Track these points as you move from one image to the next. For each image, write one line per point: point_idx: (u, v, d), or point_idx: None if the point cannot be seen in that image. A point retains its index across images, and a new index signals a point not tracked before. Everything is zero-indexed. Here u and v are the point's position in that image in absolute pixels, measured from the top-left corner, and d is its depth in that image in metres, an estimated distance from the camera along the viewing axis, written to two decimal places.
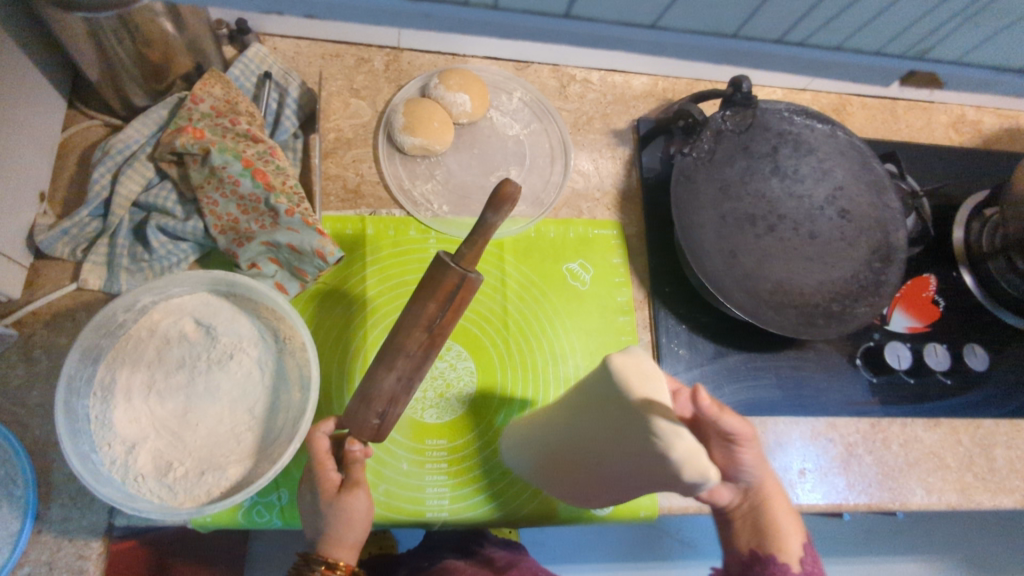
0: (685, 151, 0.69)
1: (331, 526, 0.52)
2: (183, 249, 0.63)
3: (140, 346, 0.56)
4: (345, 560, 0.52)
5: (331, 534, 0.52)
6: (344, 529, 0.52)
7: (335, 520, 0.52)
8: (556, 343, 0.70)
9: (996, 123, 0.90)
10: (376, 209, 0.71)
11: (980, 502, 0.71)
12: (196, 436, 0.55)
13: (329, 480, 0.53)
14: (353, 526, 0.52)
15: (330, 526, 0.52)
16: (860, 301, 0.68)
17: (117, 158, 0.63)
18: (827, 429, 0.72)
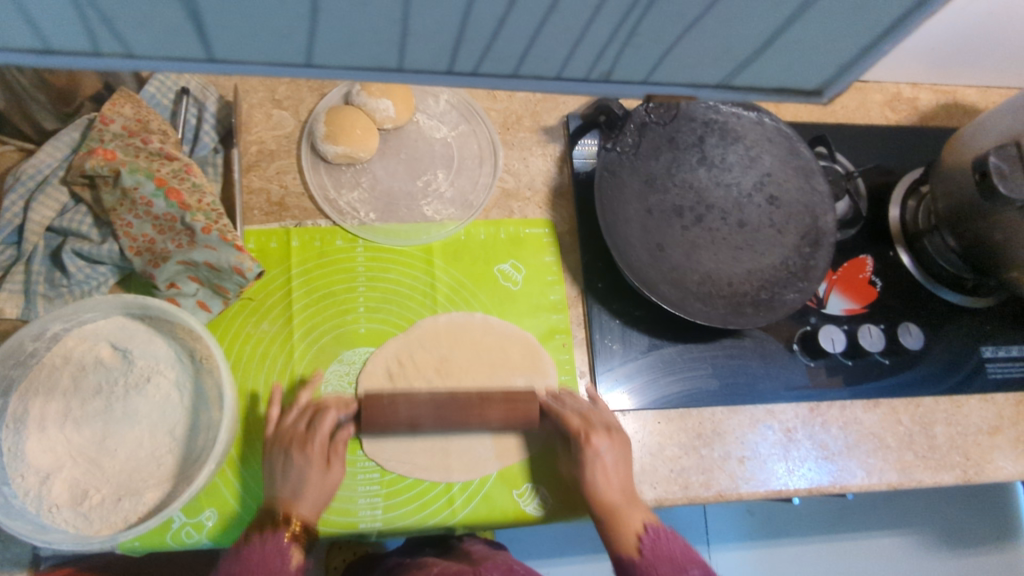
0: (609, 147, 0.69)
1: (307, 489, 0.59)
2: (102, 273, 0.63)
3: (54, 374, 0.55)
4: (301, 518, 0.58)
5: (304, 497, 0.58)
6: (311, 491, 0.59)
7: (312, 485, 0.59)
8: (486, 343, 0.69)
9: (932, 99, 0.90)
10: (301, 220, 0.70)
11: (920, 480, 0.72)
12: (115, 462, 0.55)
13: (321, 456, 0.60)
14: (324, 493, 0.60)
15: (304, 489, 0.59)
16: (789, 287, 0.68)
17: (28, 183, 0.62)
18: (766, 416, 0.72)
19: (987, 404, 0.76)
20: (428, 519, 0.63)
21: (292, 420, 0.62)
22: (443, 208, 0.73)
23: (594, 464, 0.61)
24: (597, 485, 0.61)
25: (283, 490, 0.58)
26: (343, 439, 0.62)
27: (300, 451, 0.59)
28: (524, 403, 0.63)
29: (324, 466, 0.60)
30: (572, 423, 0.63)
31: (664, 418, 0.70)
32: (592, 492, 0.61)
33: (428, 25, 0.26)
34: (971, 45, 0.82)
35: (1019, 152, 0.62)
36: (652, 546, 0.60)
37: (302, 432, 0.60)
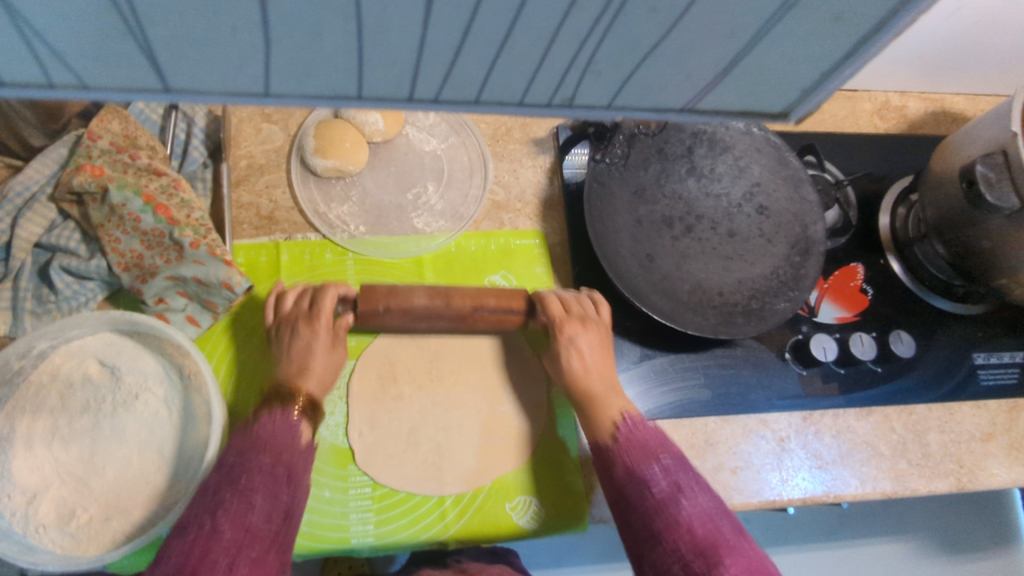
0: (598, 158, 0.70)
1: (310, 365, 0.59)
2: (90, 288, 0.63)
3: (41, 392, 0.55)
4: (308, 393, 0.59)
5: (311, 368, 0.59)
6: (318, 364, 0.60)
7: (318, 359, 0.60)
8: (473, 344, 0.70)
9: (920, 107, 0.90)
10: (291, 234, 0.70)
11: (914, 489, 0.71)
12: (103, 480, 0.54)
13: (326, 332, 0.61)
14: (330, 373, 0.61)
15: (311, 359, 0.59)
16: (780, 296, 0.69)
17: (15, 201, 0.62)
18: (759, 425, 0.72)
19: (979, 411, 0.76)
20: (421, 534, 0.63)
21: (291, 306, 0.62)
22: (433, 221, 0.73)
23: (569, 351, 0.64)
24: (576, 370, 0.63)
25: (290, 366, 0.59)
26: (342, 325, 0.62)
27: (303, 329, 0.60)
28: (506, 301, 0.63)
29: (329, 347, 0.61)
30: (554, 308, 0.65)
31: (657, 428, 0.70)
32: (577, 379, 0.63)
33: (382, 56, 0.23)
34: (957, 54, 0.83)
35: (1005, 160, 0.62)
36: (628, 434, 0.61)
37: (305, 313, 0.61)
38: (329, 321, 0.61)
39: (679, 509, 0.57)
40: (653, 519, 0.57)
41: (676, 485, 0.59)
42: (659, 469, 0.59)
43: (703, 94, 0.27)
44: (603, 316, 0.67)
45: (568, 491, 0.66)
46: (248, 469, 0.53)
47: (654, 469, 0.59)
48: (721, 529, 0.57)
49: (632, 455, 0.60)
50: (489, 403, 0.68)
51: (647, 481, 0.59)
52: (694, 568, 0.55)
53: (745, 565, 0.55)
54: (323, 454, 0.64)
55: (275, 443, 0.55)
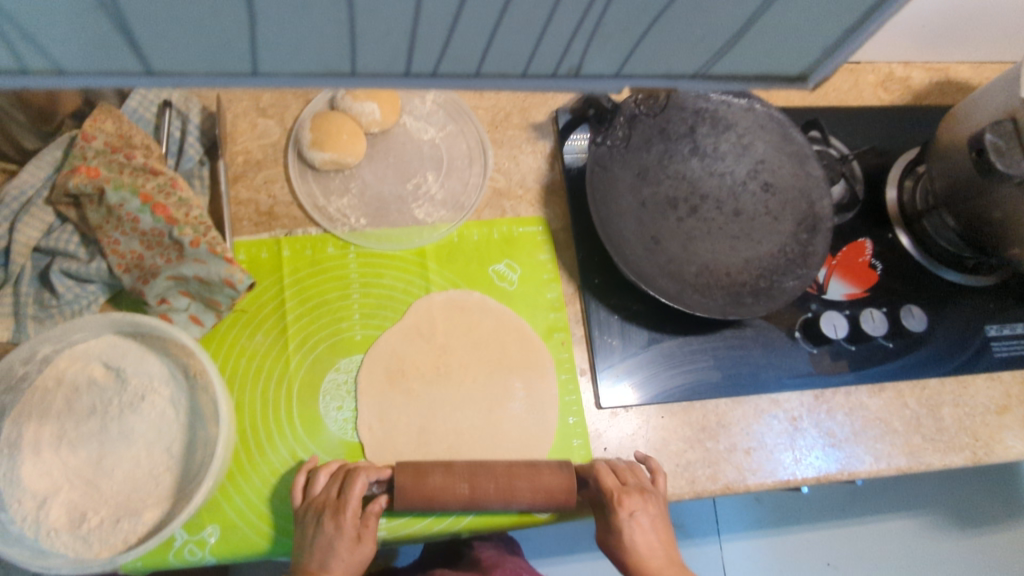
0: (599, 140, 0.69)
1: (329, 563, 0.56)
2: (91, 291, 0.62)
3: (47, 397, 0.55)
4: None
5: (331, 567, 0.56)
6: (340, 562, 0.57)
7: (341, 557, 0.57)
8: (483, 327, 0.69)
9: (924, 78, 0.89)
10: (291, 229, 0.69)
11: (929, 464, 0.71)
12: (113, 482, 0.54)
13: (352, 527, 0.58)
14: (351, 569, 0.58)
15: (330, 561, 0.57)
16: (788, 274, 0.68)
17: (12, 205, 0.62)
18: (770, 405, 0.71)
19: (993, 383, 0.75)
20: (434, 526, 0.63)
21: (321, 491, 0.59)
22: (434, 211, 0.72)
23: (630, 527, 0.60)
24: (636, 549, 0.60)
25: (311, 563, 0.57)
26: (374, 513, 0.59)
27: (328, 523, 0.57)
28: (553, 471, 0.61)
29: (353, 542, 0.58)
30: (607, 481, 0.61)
31: (668, 412, 0.69)
32: (642, 561, 0.60)
33: None
34: (962, 20, 0.81)
35: (1015, 128, 0.61)
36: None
37: (334, 500, 0.58)
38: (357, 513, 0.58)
39: None
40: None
41: None
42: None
43: (714, 60, 0.28)
44: (659, 489, 0.63)
45: None
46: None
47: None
48: None
49: None
50: (501, 397, 0.67)
51: None
52: None
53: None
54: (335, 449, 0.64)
55: None
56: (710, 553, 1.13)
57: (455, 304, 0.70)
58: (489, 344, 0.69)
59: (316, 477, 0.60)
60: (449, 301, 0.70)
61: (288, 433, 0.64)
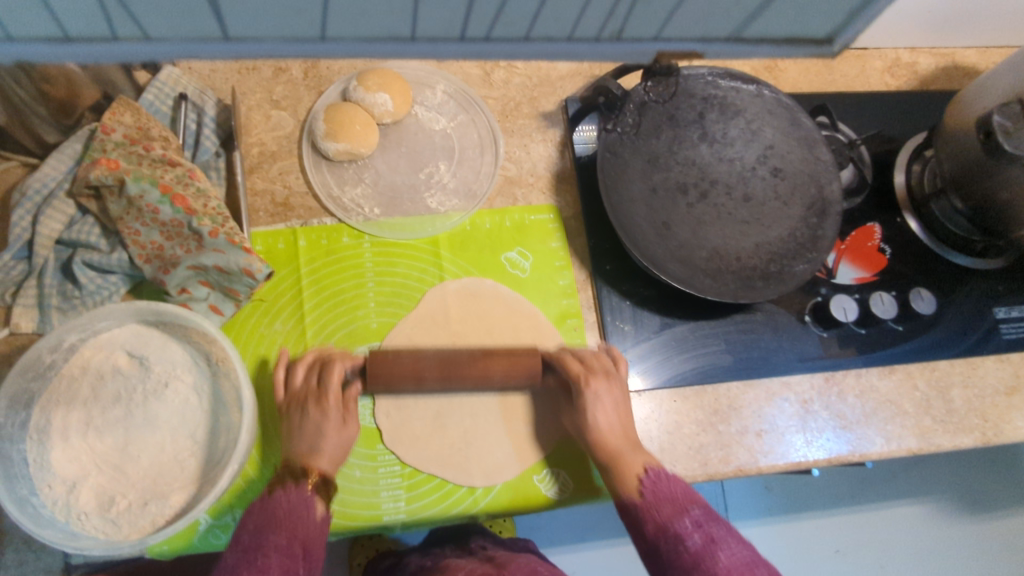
0: (609, 127, 0.70)
1: (310, 444, 0.59)
2: (113, 282, 0.63)
3: (74, 384, 0.56)
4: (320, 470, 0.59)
5: (323, 448, 0.59)
6: (329, 444, 0.60)
7: (329, 439, 0.60)
8: (497, 314, 0.70)
9: (932, 63, 0.89)
10: (307, 219, 0.70)
11: (939, 445, 0.71)
12: (140, 467, 0.55)
13: (338, 412, 0.61)
14: (340, 453, 0.61)
15: (322, 442, 0.59)
16: (798, 258, 0.68)
17: (34, 198, 0.63)
18: (781, 388, 0.72)
19: (1002, 364, 0.76)
20: (452, 509, 0.64)
21: (301, 382, 0.62)
22: (447, 200, 0.73)
23: (594, 406, 0.62)
24: (598, 427, 0.62)
25: (301, 445, 0.59)
26: (353, 396, 0.62)
27: (313, 407, 0.60)
28: (526, 356, 0.62)
29: (340, 424, 0.61)
30: (573, 368, 0.64)
31: (680, 396, 0.70)
32: (603, 438, 0.62)
33: None
34: (969, 4, 0.81)
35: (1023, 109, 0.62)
36: (653, 488, 0.60)
37: (314, 390, 0.61)
38: (339, 399, 0.61)
39: (714, 564, 0.57)
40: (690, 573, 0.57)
41: (710, 537, 0.58)
42: (689, 523, 0.59)
43: None
44: (621, 372, 0.66)
45: None
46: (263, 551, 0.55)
47: (683, 525, 0.59)
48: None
49: (660, 510, 0.60)
50: None
51: (680, 536, 0.58)
52: None
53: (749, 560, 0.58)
54: None
55: (290, 519, 0.56)
56: None
57: (469, 292, 0.71)
58: (503, 330, 0.70)
59: (296, 370, 0.63)
60: (464, 288, 0.71)
61: None
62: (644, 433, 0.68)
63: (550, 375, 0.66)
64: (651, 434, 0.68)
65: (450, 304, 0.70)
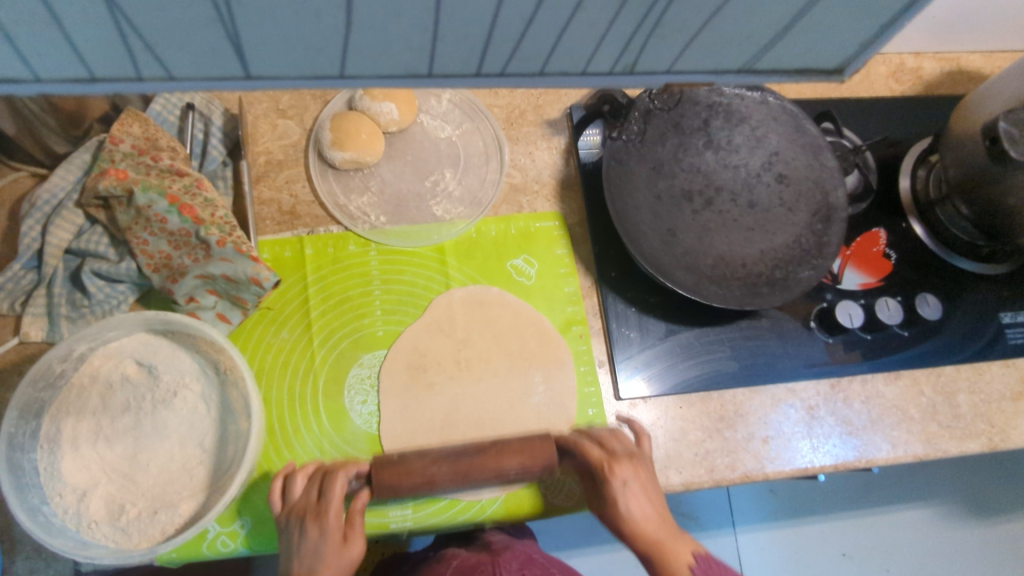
0: (614, 135, 0.70)
1: (313, 562, 0.54)
2: (121, 291, 0.64)
3: (83, 394, 0.56)
4: None
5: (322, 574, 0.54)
6: (330, 568, 0.54)
7: (330, 564, 0.54)
8: (502, 321, 0.70)
9: (935, 68, 0.89)
10: (313, 228, 0.71)
11: (946, 450, 0.71)
12: (149, 476, 0.56)
13: (338, 529, 0.55)
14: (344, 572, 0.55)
15: (320, 566, 0.54)
16: (803, 264, 0.68)
17: (45, 209, 0.63)
18: (786, 394, 0.72)
19: (1008, 369, 0.76)
20: (459, 516, 0.64)
21: (301, 495, 0.58)
22: (453, 208, 0.74)
23: (625, 496, 0.58)
24: (630, 516, 0.57)
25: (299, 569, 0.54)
26: (358, 509, 0.57)
27: (312, 525, 0.55)
28: (544, 446, 0.57)
29: (341, 542, 0.55)
30: (594, 453, 0.60)
31: (686, 403, 0.70)
32: (634, 528, 0.57)
33: None
34: (972, 10, 0.81)
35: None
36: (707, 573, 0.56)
37: (315, 502, 0.56)
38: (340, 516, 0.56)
39: None
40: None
41: None
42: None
43: None
44: (642, 450, 0.62)
45: None
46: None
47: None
48: None
49: None
50: (523, 391, 0.68)
51: None
52: None
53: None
54: (359, 443, 0.65)
55: None
56: (726, 544, 1.13)
57: (474, 299, 0.71)
58: (508, 338, 0.70)
59: (295, 481, 0.59)
60: (469, 296, 0.71)
61: (315, 426, 0.65)
62: (650, 439, 0.68)
63: (570, 457, 0.63)
64: (657, 440, 0.68)
65: (455, 312, 0.70)
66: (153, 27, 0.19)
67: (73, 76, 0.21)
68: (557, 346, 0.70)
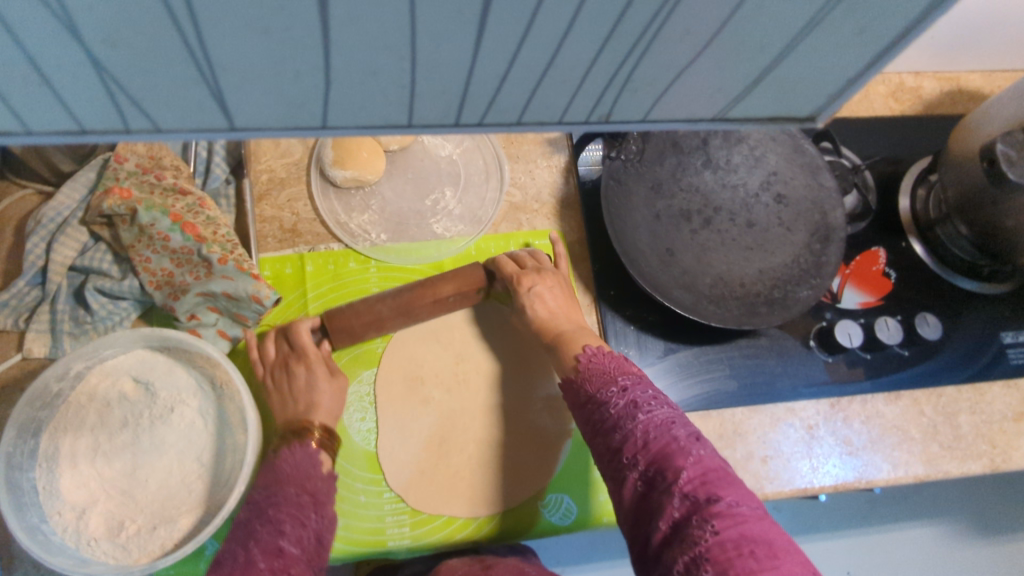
0: (612, 155, 0.71)
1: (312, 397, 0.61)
2: (124, 308, 0.64)
3: (81, 412, 0.57)
4: (321, 423, 0.60)
5: (320, 402, 0.61)
6: (326, 399, 0.61)
7: (325, 395, 0.61)
8: (500, 338, 0.71)
9: (935, 87, 0.89)
10: (314, 245, 0.71)
11: (947, 471, 0.71)
12: (147, 492, 0.56)
13: (323, 366, 0.62)
14: (339, 401, 0.62)
15: (317, 397, 0.61)
16: (802, 284, 0.69)
17: (49, 226, 0.64)
18: (787, 414, 0.72)
19: (1010, 391, 0.75)
20: (457, 534, 0.64)
21: (274, 350, 0.63)
22: (453, 225, 0.74)
23: (537, 302, 0.65)
24: (543, 317, 0.65)
25: (299, 404, 0.61)
26: (328, 350, 0.64)
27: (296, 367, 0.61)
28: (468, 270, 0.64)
29: (328, 375, 0.62)
30: (510, 268, 0.67)
31: (684, 420, 0.70)
32: (547, 324, 0.65)
33: None
34: (972, 31, 0.82)
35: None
36: (589, 364, 0.59)
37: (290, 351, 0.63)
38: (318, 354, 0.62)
39: (634, 424, 0.53)
40: (611, 433, 0.54)
41: (632, 401, 0.54)
42: (616, 390, 0.56)
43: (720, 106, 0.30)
44: (558, 271, 0.70)
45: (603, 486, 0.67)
46: (275, 502, 0.53)
47: (611, 392, 0.56)
48: (676, 434, 0.51)
49: (594, 379, 0.58)
50: (519, 409, 0.68)
51: (606, 402, 0.55)
52: (650, 475, 0.50)
53: (700, 472, 0.49)
54: (357, 460, 0.65)
55: (297, 474, 0.56)
56: None
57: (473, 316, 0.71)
58: (505, 355, 0.70)
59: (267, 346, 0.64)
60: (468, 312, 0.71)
61: None
62: None
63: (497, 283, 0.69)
64: None
65: (453, 328, 0.70)
66: (139, 86, 0.20)
67: (67, 124, 0.22)
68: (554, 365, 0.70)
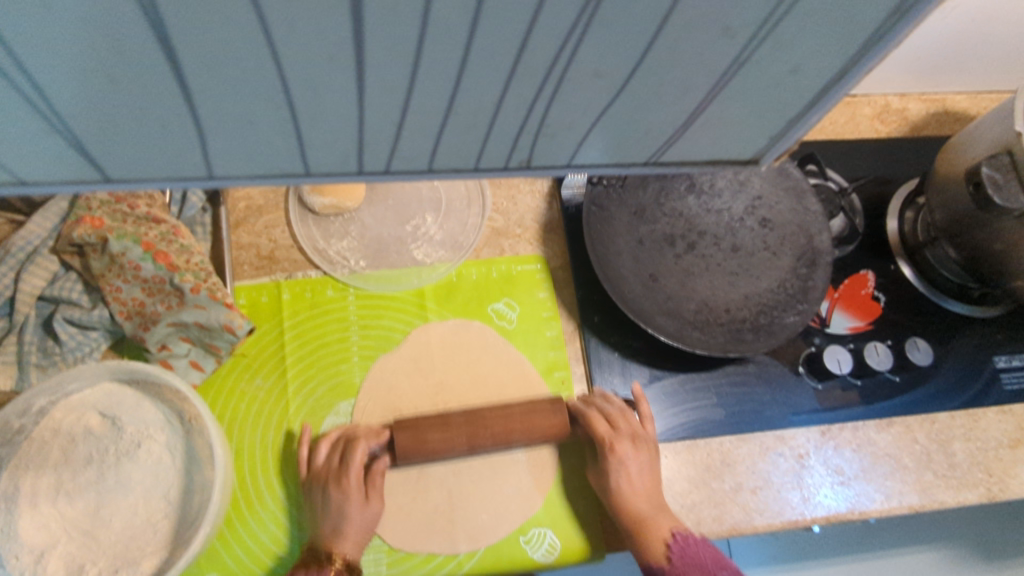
0: (595, 180, 0.70)
1: (342, 525, 0.59)
2: (94, 338, 0.63)
3: (44, 449, 0.54)
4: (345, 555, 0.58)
5: (345, 531, 0.58)
6: (354, 526, 0.59)
7: (352, 521, 0.59)
8: (482, 365, 0.69)
9: (921, 109, 0.89)
10: (292, 272, 0.70)
11: (942, 501, 0.69)
12: (111, 532, 0.54)
13: (360, 491, 0.60)
14: (366, 530, 0.60)
15: (345, 523, 0.59)
16: (789, 309, 0.67)
17: (18, 256, 0.62)
18: (776, 443, 0.70)
19: (1005, 417, 0.74)
20: (434, 572, 0.61)
21: (323, 460, 0.62)
22: (433, 251, 0.73)
23: (620, 471, 0.62)
24: (623, 492, 0.62)
25: (326, 527, 0.59)
26: (379, 470, 0.62)
27: (335, 484, 0.59)
28: (547, 412, 0.63)
29: (363, 505, 0.60)
30: (600, 428, 0.63)
31: (671, 451, 0.68)
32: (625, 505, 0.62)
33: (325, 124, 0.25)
34: (955, 52, 0.81)
35: (1011, 160, 0.61)
36: (682, 553, 0.60)
37: (336, 468, 0.60)
38: (360, 481, 0.60)
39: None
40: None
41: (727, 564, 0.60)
42: None
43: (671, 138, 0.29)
44: (648, 433, 0.66)
45: (584, 519, 0.65)
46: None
47: None
48: None
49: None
50: (503, 442, 0.66)
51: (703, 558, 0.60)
52: None
53: None
54: None
55: None
56: None
57: (454, 341, 0.70)
58: (486, 383, 0.68)
59: (320, 446, 0.62)
60: (449, 333, 0.70)
61: (287, 478, 0.63)
62: None
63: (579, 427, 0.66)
64: None
65: (433, 354, 0.69)
66: None
67: None
68: (536, 392, 0.69)
